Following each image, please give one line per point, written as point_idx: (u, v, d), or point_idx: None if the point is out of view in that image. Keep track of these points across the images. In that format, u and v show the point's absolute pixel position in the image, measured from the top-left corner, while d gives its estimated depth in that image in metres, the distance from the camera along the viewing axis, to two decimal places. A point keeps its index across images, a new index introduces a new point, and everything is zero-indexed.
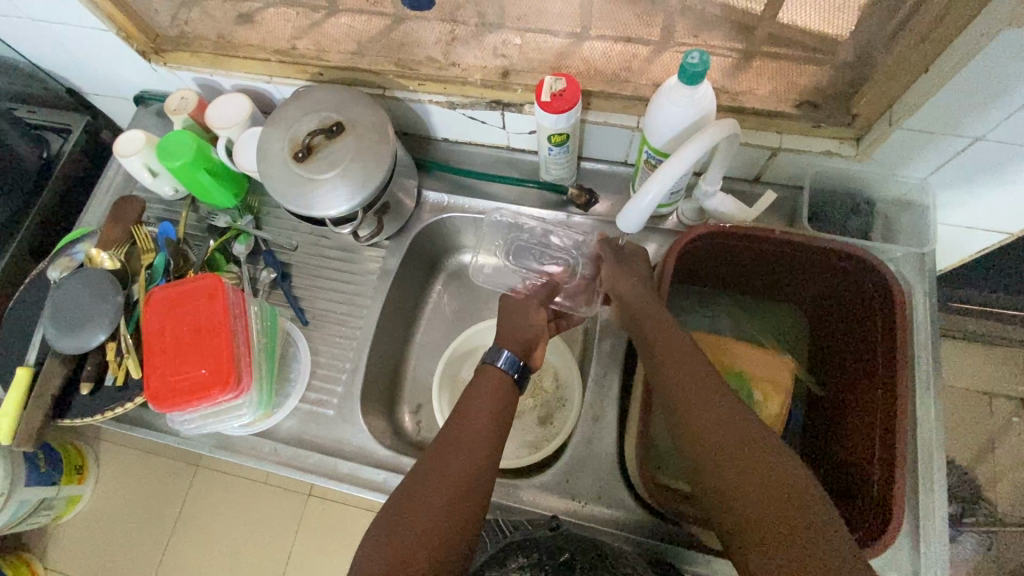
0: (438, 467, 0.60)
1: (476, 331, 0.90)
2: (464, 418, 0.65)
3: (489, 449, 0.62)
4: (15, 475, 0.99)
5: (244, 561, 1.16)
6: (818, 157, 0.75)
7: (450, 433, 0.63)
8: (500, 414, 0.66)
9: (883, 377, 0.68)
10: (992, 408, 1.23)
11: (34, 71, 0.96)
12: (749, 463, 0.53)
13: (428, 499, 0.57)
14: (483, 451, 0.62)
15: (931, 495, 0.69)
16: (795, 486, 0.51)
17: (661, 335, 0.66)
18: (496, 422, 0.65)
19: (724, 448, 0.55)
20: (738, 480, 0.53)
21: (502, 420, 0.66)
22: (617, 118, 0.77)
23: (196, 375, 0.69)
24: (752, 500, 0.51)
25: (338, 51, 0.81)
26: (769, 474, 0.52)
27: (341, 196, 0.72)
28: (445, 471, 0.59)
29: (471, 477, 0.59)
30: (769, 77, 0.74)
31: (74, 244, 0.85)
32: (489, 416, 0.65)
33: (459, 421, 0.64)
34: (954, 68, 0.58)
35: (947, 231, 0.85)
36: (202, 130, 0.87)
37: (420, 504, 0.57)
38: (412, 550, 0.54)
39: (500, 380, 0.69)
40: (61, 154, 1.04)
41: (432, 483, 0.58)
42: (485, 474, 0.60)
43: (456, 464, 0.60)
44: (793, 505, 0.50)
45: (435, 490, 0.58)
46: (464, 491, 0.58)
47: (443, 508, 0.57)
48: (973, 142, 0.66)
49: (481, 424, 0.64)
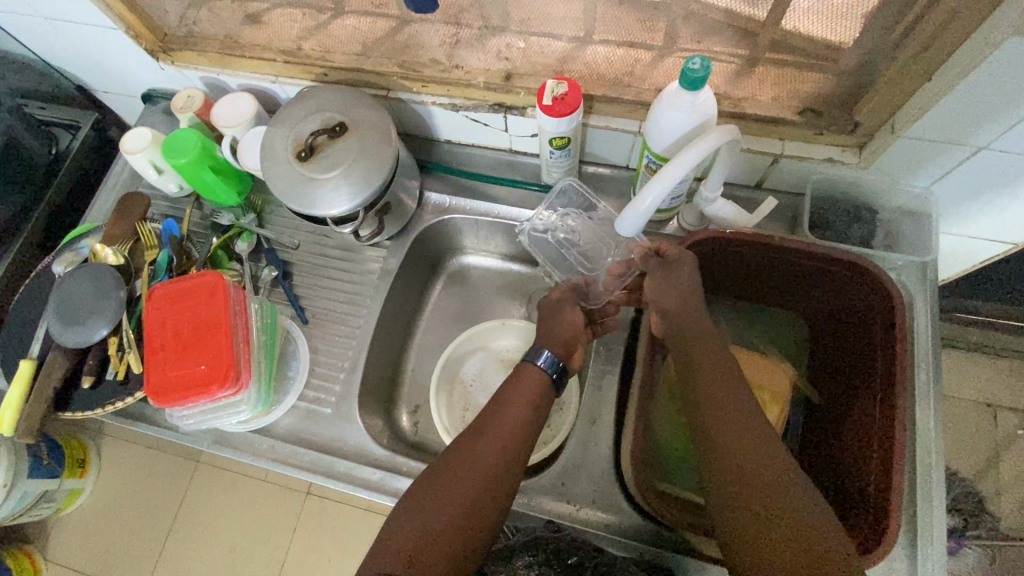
0: (465, 456, 0.60)
1: (490, 325, 0.90)
2: (496, 411, 0.65)
3: (519, 444, 0.63)
4: (18, 467, 1.00)
5: (241, 557, 1.17)
6: (821, 165, 0.75)
7: (481, 427, 0.63)
8: (534, 415, 0.66)
9: (883, 388, 0.68)
10: (997, 421, 1.22)
11: (45, 68, 0.98)
12: (756, 479, 0.54)
13: (454, 485, 0.58)
14: (513, 446, 0.62)
15: (930, 507, 0.68)
16: (795, 502, 0.53)
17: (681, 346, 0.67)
18: (530, 421, 0.65)
19: (733, 461, 0.56)
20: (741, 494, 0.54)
21: (537, 419, 0.66)
22: (618, 122, 0.77)
23: (196, 371, 0.69)
24: (756, 515, 0.53)
25: (343, 52, 0.82)
26: (773, 492, 0.53)
27: (342, 196, 0.73)
28: (473, 461, 0.60)
29: (500, 469, 0.60)
30: (772, 84, 0.74)
31: (79, 239, 0.86)
32: (522, 414, 0.65)
33: (492, 415, 0.65)
34: (960, 75, 0.57)
35: (951, 240, 0.85)
36: (207, 128, 0.88)
37: (446, 491, 0.58)
38: (434, 534, 0.55)
39: (538, 380, 0.68)
40: (69, 150, 1.05)
41: (459, 471, 0.59)
42: (513, 468, 0.61)
43: (484, 454, 0.60)
44: (794, 521, 0.52)
45: (461, 477, 0.59)
46: (490, 482, 0.59)
47: (467, 496, 0.57)
48: (977, 151, 0.65)
49: (514, 419, 0.64)
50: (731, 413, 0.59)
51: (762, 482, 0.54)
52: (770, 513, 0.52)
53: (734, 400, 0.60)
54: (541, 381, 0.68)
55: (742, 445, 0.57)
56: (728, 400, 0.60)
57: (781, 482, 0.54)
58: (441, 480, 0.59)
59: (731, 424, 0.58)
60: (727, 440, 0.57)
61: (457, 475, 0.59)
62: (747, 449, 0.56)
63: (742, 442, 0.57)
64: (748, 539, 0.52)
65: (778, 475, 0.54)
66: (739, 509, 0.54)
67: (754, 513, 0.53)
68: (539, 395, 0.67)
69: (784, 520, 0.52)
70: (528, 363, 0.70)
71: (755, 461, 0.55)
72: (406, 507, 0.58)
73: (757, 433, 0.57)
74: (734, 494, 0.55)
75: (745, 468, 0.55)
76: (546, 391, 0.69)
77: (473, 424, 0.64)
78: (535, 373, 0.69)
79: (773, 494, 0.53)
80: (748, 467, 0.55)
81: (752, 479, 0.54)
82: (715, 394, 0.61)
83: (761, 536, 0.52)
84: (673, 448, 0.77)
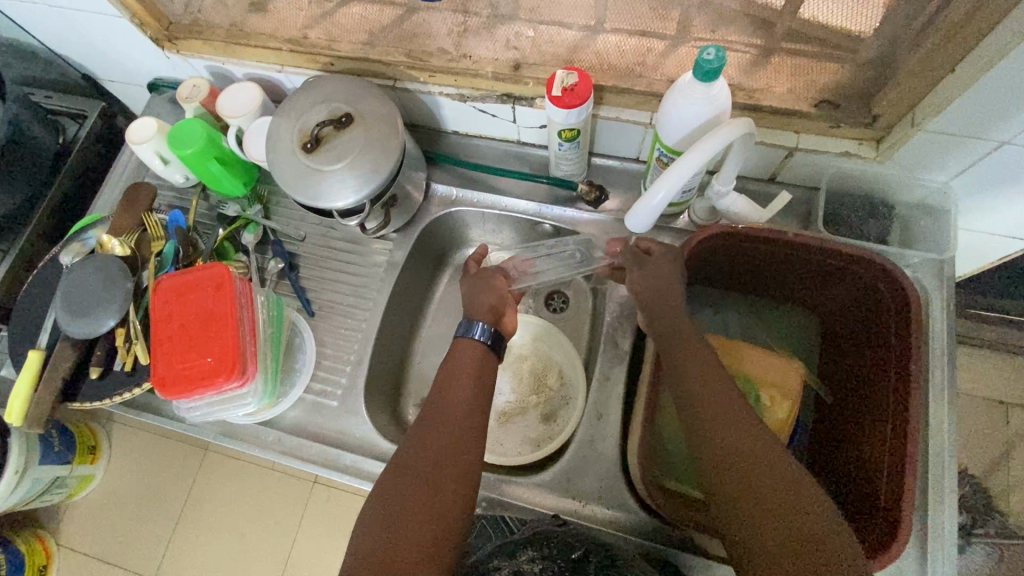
0: (421, 450, 0.60)
1: None
2: (443, 397, 0.66)
3: (470, 428, 0.63)
4: (30, 454, 0.99)
5: (249, 544, 1.18)
6: (836, 159, 0.73)
7: (433, 407, 0.65)
8: (480, 383, 0.68)
9: (895, 389, 0.67)
10: (1008, 420, 1.20)
11: (51, 56, 0.97)
12: (759, 470, 0.54)
13: (417, 482, 0.58)
14: (466, 431, 0.63)
15: (941, 508, 0.67)
16: (797, 491, 0.53)
17: (691, 341, 0.66)
18: (475, 404, 0.66)
19: (739, 457, 0.56)
20: (750, 489, 0.54)
21: (482, 397, 0.67)
22: (628, 113, 0.76)
23: (203, 364, 0.69)
24: (767, 520, 0.52)
25: (349, 42, 0.81)
26: (785, 493, 0.53)
27: (349, 187, 0.72)
28: (432, 453, 0.60)
29: (455, 455, 0.60)
30: (787, 76, 0.72)
31: (85, 230, 0.85)
32: (471, 387, 0.67)
33: (436, 406, 0.65)
34: (987, 66, 0.55)
35: (967, 236, 0.83)
36: (213, 119, 0.87)
37: (411, 486, 0.57)
38: (406, 529, 0.54)
39: (478, 352, 0.71)
40: (76, 139, 1.05)
41: (427, 451, 0.60)
42: (468, 455, 0.61)
43: (444, 438, 0.61)
44: (799, 519, 0.51)
45: (421, 470, 0.59)
46: (448, 468, 0.59)
47: (430, 488, 0.57)
48: (999, 146, 0.63)
49: (460, 406, 0.65)
50: (737, 415, 0.59)
51: (772, 485, 0.53)
52: (775, 509, 0.52)
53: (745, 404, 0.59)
54: (477, 363, 0.70)
55: (750, 449, 0.56)
56: (738, 404, 0.59)
57: (785, 483, 0.53)
58: (405, 478, 0.58)
59: (736, 422, 0.58)
60: (739, 442, 0.56)
61: (419, 470, 0.59)
62: (755, 453, 0.55)
63: (752, 442, 0.56)
64: (759, 541, 0.52)
65: (782, 475, 0.54)
66: (752, 507, 0.53)
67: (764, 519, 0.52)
68: (481, 377, 0.69)
69: (788, 514, 0.52)
70: (462, 335, 0.73)
71: (765, 463, 0.55)
72: (378, 511, 0.56)
73: (768, 439, 0.56)
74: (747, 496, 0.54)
75: (750, 471, 0.55)
76: (487, 356, 0.72)
77: (424, 417, 0.64)
78: (473, 344, 0.72)
79: (782, 497, 0.53)
80: (761, 469, 0.54)
81: (753, 479, 0.54)
82: (729, 400, 0.60)
83: (772, 536, 0.51)
84: (681, 444, 0.76)
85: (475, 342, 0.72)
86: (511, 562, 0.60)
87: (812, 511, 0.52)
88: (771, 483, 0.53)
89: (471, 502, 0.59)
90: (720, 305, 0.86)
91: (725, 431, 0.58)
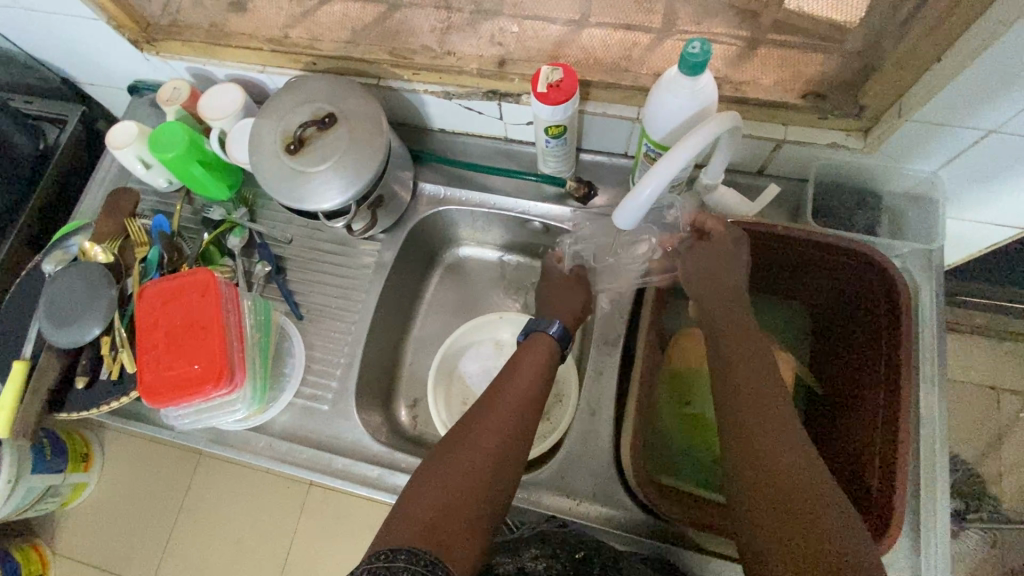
0: (477, 430, 0.60)
1: (462, 331, 0.88)
2: (503, 385, 0.66)
3: (525, 423, 0.63)
4: (21, 464, 0.98)
5: (244, 549, 1.17)
6: (825, 150, 0.72)
7: (495, 391, 0.66)
8: (540, 381, 0.69)
9: (885, 379, 0.67)
10: (999, 405, 1.20)
11: (29, 60, 0.95)
12: (793, 454, 0.52)
13: (469, 457, 0.57)
14: (522, 421, 0.63)
15: (933, 497, 0.67)
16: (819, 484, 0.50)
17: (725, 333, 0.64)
18: (532, 401, 0.66)
19: (772, 439, 0.53)
20: (776, 475, 0.51)
21: (540, 395, 0.68)
22: (616, 109, 0.74)
23: (190, 371, 0.68)
24: (787, 506, 0.49)
25: (332, 40, 0.80)
26: (811, 483, 0.50)
27: (334, 189, 0.71)
28: (488, 434, 0.60)
29: (512, 442, 0.60)
30: (773, 67, 0.71)
31: (68, 237, 0.84)
32: (532, 381, 0.68)
33: (496, 392, 0.65)
34: (971, 55, 0.55)
35: (954, 225, 0.83)
36: (195, 122, 0.86)
37: (465, 457, 0.57)
38: (458, 495, 0.53)
39: (549, 347, 0.74)
40: (57, 144, 1.03)
41: (485, 428, 0.60)
42: (519, 447, 0.61)
43: (503, 420, 0.62)
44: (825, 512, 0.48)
45: (477, 443, 0.59)
46: (504, 450, 0.59)
47: (483, 463, 0.57)
48: (986, 134, 0.63)
49: (522, 397, 0.65)
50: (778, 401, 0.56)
51: (797, 474, 0.50)
52: (796, 494, 0.49)
53: (765, 385, 0.58)
54: (541, 362, 0.71)
55: (783, 434, 0.53)
56: (757, 386, 0.58)
57: (811, 472, 0.51)
58: (459, 448, 0.58)
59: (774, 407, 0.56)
60: (750, 425, 0.55)
61: (473, 447, 0.58)
62: (772, 433, 0.53)
63: (787, 430, 0.54)
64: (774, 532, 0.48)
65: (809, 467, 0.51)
66: (773, 493, 0.50)
67: (786, 505, 0.49)
68: (545, 380, 0.70)
69: (810, 501, 0.49)
70: (539, 330, 0.76)
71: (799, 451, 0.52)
72: (425, 477, 0.56)
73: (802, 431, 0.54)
74: (747, 482, 0.52)
75: (778, 457, 0.52)
76: (552, 359, 0.73)
77: (477, 405, 0.64)
78: (545, 338, 0.74)
79: (807, 486, 0.50)
80: (788, 453, 0.52)
81: (777, 464, 0.52)
82: (755, 381, 0.58)
83: (790, 522, 0.48)
84: (677, 441, 0.76)
85: (549, 336, 0.75)
86: (515, 560, 0.60)
87: (821, 495, 0.49)
88: (776, 466, 0.51)
89: (514, 491, 0.58)
90: None
91: (759, 414, 0.55)
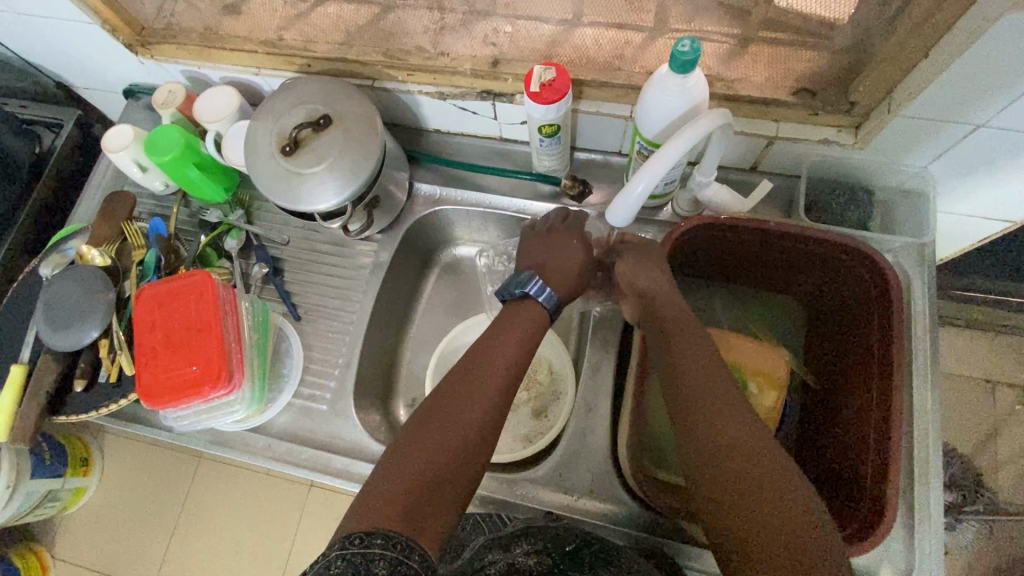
0: (453, 407, 0.59)
1: (465, 326, 0.90)
2: (485, 351, 0.65)
3: (504, 393, 0.63)
4: (21, 469, 0.98)
5: (246, 549, 1.17)
6: (816, 146, 0.73)
7: (475, 357, 0.65)
8: (526, 342, 0.67)
9: (877, 372, 0.68)
10: (995, 398, 1.21)
11: (23, 64, 0.95)
12: (759, 453, 0.54)
13: (442, 435, 0.57)
14: (501, 390, 0.63)
15: (926, 487, 0.68)
16: (787, 486, 0.52)
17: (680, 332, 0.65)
18: (512, 366, 0.65)
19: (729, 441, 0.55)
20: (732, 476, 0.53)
21: (522, 358, 0.66)
22: (607, 107, 0.75)
23: (186, 372, 0.69)
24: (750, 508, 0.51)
25: (326, 42, 0.80)
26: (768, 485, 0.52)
27: (330, 189, 0.71)
28: (463, 408, 0.59)
29: (486, 416, 0.60)
30: (764, 65, 0.72)
31: (65, 240, 0.85)
32: (516, 343, 0.67)
33: (476, 361, 0.64)
34: (957, 51, 0.55)
35: (947, 219, 0.83)
36: (190, 124, 0.86)
37: (439, 434, 0.57)
38: (430, 475, 0.54)
39: (537, 310, 0.71)
40: (53, 149, 1.04)
41: (460, 401, 0.60)
42: (494, 420, 0.61)
43: (480, 391, 0.61)
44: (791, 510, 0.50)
45: (453, 418, 0.58)
46: (478, 424, 0.59)
47: (456, 441, 0.57)
48: (974, 129, 0.63)
49: (501, 364, 0.64)
50: (735, 402, 0.58)
51: (756, 472, 0.52)
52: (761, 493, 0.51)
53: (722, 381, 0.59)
54: (532, 325, 0.69)
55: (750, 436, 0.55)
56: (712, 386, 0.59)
57: (779, 470, 0.52)
58: (431, 427, 0.58)
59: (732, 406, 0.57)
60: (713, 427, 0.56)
61: (448, 424, 0.58)
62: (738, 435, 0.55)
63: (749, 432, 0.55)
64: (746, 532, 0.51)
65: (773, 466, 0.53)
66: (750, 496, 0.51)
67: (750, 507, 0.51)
68: (526, 350, 0.67)
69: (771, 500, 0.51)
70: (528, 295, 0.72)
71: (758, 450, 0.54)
72: (398, 457, 0.56)
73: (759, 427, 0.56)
74: (713, 480, 0.54)
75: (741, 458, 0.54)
76: (543, 317, 0.71)
77: (449, 378, 0.63)
78: (534, 305, 0.71)
79: (772, 487, 0.51)
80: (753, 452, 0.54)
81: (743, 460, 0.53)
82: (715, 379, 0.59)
83: (758, 521, 0.50)
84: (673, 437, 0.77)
85: (538, 304, 0.71)
86: (505, 556, 0.60)
87: (790, 494, 0.51)
88: (744, 468, 0.53)
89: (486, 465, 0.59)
90: (708, 297, 0.85)
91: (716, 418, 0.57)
